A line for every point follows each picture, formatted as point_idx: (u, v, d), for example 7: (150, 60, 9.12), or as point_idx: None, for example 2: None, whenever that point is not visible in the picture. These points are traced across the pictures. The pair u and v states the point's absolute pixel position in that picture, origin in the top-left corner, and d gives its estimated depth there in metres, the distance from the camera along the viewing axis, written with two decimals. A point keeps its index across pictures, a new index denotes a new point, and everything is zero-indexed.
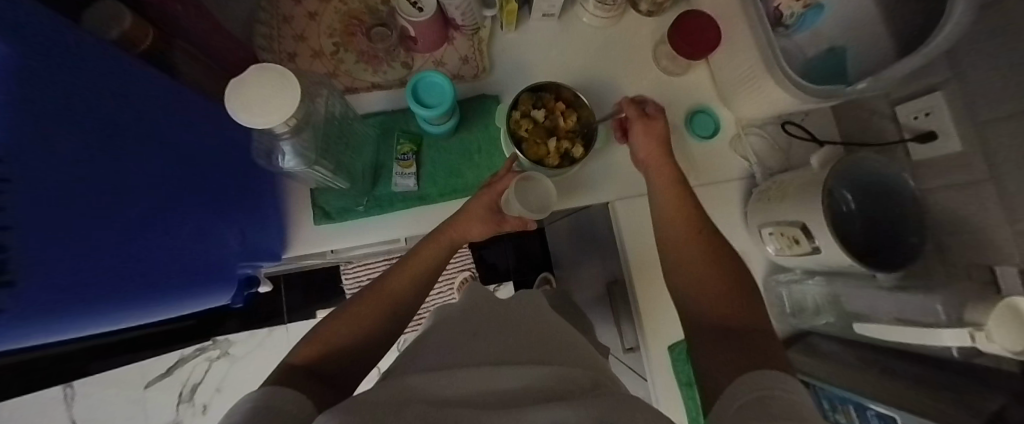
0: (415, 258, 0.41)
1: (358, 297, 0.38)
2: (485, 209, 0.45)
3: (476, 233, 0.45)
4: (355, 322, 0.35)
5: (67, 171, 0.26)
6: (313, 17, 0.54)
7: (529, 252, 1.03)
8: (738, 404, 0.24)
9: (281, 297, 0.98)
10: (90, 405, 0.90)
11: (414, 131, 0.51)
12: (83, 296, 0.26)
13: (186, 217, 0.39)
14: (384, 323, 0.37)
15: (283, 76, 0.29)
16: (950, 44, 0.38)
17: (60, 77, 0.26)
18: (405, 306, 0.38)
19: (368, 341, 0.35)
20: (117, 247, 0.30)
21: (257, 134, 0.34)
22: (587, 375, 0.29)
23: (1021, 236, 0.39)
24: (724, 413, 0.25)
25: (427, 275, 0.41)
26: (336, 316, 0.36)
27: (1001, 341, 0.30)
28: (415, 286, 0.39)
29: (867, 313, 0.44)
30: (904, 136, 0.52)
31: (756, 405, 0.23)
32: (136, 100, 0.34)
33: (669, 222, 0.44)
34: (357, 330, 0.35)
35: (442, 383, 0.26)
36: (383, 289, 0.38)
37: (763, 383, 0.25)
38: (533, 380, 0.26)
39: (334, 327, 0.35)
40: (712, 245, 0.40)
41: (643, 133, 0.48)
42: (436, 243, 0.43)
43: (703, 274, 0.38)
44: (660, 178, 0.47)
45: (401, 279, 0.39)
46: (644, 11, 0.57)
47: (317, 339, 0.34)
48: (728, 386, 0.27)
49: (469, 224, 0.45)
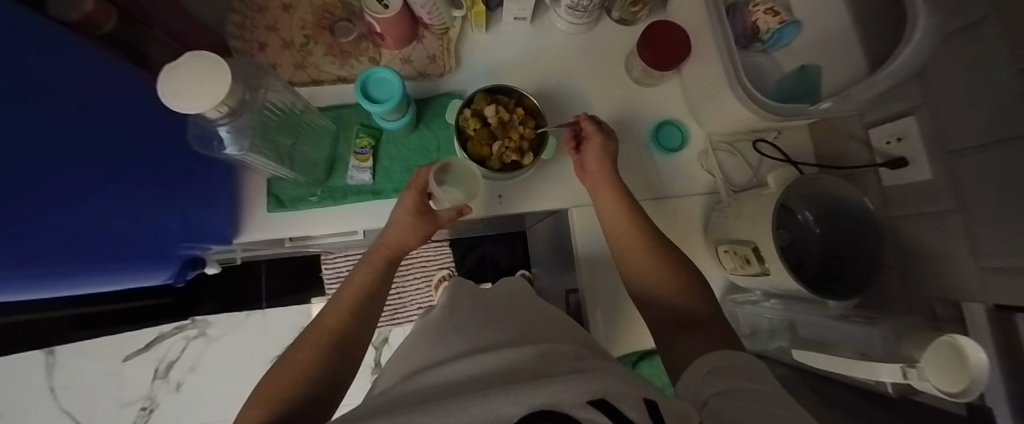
0: (350, 287, 0.43)
1: (299, 343, 0.37)
2: (416, 213, 0.47)
3: (415, 240, 0.48)
4: (302, 363, 0.34)
5: (20, 146, 0.26)
6: (287, 9, 0.56)
7: (515, 254, 1.07)
8: (706, 370, 0.28)
9: (260, 282, 0.99)
10: (69, 372, 0.93)
11: (373, 126, 0.53)
12: (12, 268, 0.25)
13: (120, 195, 0.37)
14: (335, 353, 0.36)
15: (215, 64, 0.29)
16: (910, 67, 0.37)
17: (21, 55, 0.27)
18: (353, 332, 0.38)
19: (325, 377, 0.34)
20: (48, 224, 0.29)
21: (193, 118, 0.35)
22: (573, 349, 0.31)
23: (985, 272, 0.37)
24: (692, 376, 0.28)
25: (364, 295, 0.42)
26: (279, 367, 0.34)
27: (932, 380, 0.30)
28: (354, 307, 0.40)
29: (818, 338, 0.43)
30: (876, 160, 0.51)
31: (722, 371, 0.26)
32: (84, 75, 0.35)
33: (615, 233, 0.46)
34: (306, 368, 0.33)
35: (427, 382, 0.26)
36: (321, 324, 0.38)
37: (726, 357, 0.28)
38: (492, 369, 0.25)
39: (278, 377, 0.32)
40: (671, 256, 0.42)
41: (598, 149, 0.48)
42: (370, 265, 0.45)
43: (661, 281, 0.40)
44: (603, 197, 0.48)
45: (339, 309, 0.40)
46: (619, 19, 0.57)
47: (259, 397, 0.31)
48: (698, 358, 0.30)
49: (404, 235, 0.47)
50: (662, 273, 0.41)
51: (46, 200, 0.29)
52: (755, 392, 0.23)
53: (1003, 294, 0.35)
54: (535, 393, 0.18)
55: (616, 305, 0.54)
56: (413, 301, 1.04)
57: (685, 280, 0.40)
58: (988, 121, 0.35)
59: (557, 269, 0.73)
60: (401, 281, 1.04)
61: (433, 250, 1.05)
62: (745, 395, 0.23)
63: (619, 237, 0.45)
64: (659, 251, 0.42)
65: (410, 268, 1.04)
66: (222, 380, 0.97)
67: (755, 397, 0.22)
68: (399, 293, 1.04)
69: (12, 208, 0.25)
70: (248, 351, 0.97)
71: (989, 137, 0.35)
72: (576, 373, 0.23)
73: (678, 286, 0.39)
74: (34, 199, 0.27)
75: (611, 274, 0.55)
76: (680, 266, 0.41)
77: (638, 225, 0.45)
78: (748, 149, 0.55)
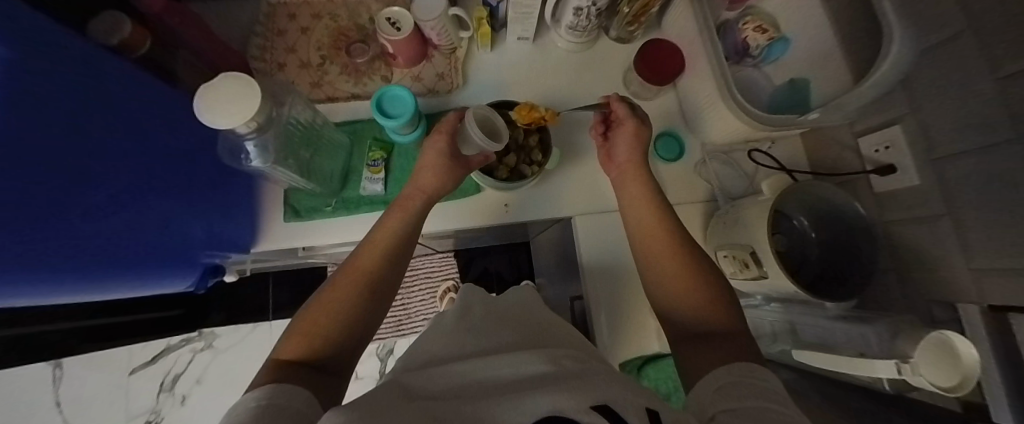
0: (382, 230, 0.42)
1: (334, 281, 0.38)
2: (447, 158, 0.47)
3: (448, 185, 0.47)
4: (335, 309, 0.35)
5: (57, 160, 0.29)
6: (305, 32, 0.60)
7: (519, 263, 1.08)
8: (717, 385, 0.27)
9: (268, 293, 1.02)
10: (76, 385, 0.94)
11: (385, 140, 0.55)
12: (41, 274, 0.27)
13: (150, 203, 0.40)
14: (367, 301, 0.37)
15: (247, 84, 0.32)
16: (890, 79, 0.39)
17: (63, 78, 0.30)
18: (384, 282, 0.39)
19: (355, 323, 0.35)
20: (80, 229, 0.31)
21: (224, 133, 0.38)
22: (575, 353, 0.32)
23: (979, 276, 0.38)
24: (703, 395, 0.27)
25: (399, 243, 0.42)
26: (315, 304, 0.35)
27: (927, 375, 0.31)
28: (387, 257, 0.40)
29: (819, 340, 0.44)
30: (867, 168, 0.53)
31: (734, 388, 0.25)
32: (122, 94, 0.38)
33: (641, 234, 0.45)
34: (340, 316, 0.35)
35: (444, 375, 0.27)
36: (355, 267, 0.39)
37: (738, 372, 0.27)
38: (505, 371, 0.27)
39: (312, 317, 0.34)
40: (687, 256, 0.41)
41: (629, 134, 0.50)
42: (404, 209, 0.44)
43: (678, 281, 0.40)
44: (633, 186, 0.49)
45: (372, 254, 0.40)
46: (616, 38, 0.60)
47: (296, 334, 0.33)
48: (708, 373, 0.29)
49: (436, 178, 0.46)
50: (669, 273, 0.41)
51: (78, 209, 0.31)
52: (766, 411, 0.21)
53: (999, 296, 0.36)
54: (535, 403, 0.19)
55: (620, 311, 0.56)
56: (418, 312, 1.05)
57: (691, 281, 0.39)
58: (975, 131, 0.37)
59: (562, 279, 0.75)
60: (409, 291, 1.06)
61: (437, 261, 1.07)
62: (745, 392, 0.24)
63: (643, 238, 0.45)
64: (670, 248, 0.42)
65: (417, 278, 1.07)
66: (226, 393, 0.96)
67: (768, 418, 0.20)
68: (405, 303, 1.05)
69: (42, 218, 0.27)
70: (252, 363, 0.98)
71: (978, 144, 0.37)
72: (584, 376, 0.24)
73: (686, 286, 0.39)
74: (67, 208, 0.29)
75: (615, 280, 0.56)
76: (691, 265, 0.40)
77: (665, 228, 0.44)
78: (743, 159, 0.58)
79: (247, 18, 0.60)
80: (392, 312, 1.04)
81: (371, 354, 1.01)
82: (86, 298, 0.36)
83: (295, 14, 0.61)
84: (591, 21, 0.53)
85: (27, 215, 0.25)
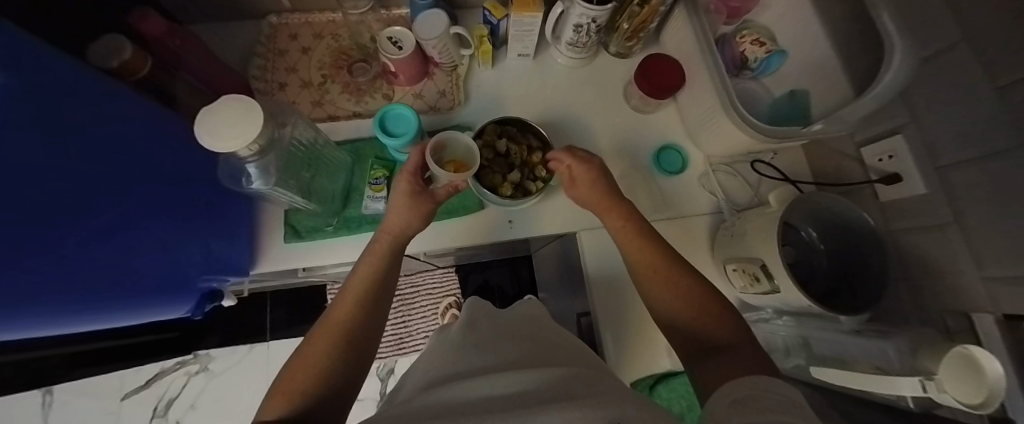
0: (354, 279, 0.41)
1: (309, 340, 0.36)
2: (411, 195, 0.45)
3: (416, 222, 0.46)
4: (314, 361, 0.33)
5: (52, 187, 0.28)
6: (306, 52, 0.60)
7: (520, 277, 1.07)
8: (731, 398, 0.25)
9: (266, 313, 1.00)
10: (65, 412, 0.91)
11: (387, 158, 0.55)
12: (31, 306, 0.26)
13: (147, 226, 0.39)
14: (345, 348, 0.35)
15: (247, 107, 0.32)
16: (892, 90, 0.39)
17: (66, 107, 0.30)
18: (363, 324, 0.37)
19: (337, 372, 0.33)
20: (74, 256, 0.30)
21: (225, 156, 0.37)
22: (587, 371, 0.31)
23: (994, 284, 0.38)
24: (717, 407, 0.25)
25: (372, 288, 0.40)
26: (291, 366, 0.33)
27: (951, 392, 0.30)
28: (360, 302, 0.39)
29: (836, 355, 0.43)
30: (871, 177, 0.53)
31: (749, 402, 0.23)
32: (123, 114, 0.37)
33: (625, 247, 0.44)
34: (318, 366, 0.32)
35: (453, 395, 0.26)
36: (328, 322, 0.37)
37: (753, 385, 0.25)
38: (522, 388, 0.25)
39: (290, 376, 0.32)
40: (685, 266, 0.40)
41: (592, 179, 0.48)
42: (374, 255, 0.43)
43: (675, 293, 0.38)
44: (611, 216, 0.47)
45: (344, 304, 0.38)
46: (615, 53, 0.61)
47: (274, 398, 0.30)
48: (724, 384, 0.27)
49: (406, 218, 0.45)
50: (667, 291, 0.38)
51: (76, 237, 0.30)
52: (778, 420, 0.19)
53: (1013, 304, 0.36)
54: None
55: (628, 327, 0.54)
56: (419, 329, 1.03)
57: (690, 294, 0.37)
58: (979, 137, 0.37)
59: (567, 293, 0.73)
60: (410, 308, 1.04)
61: (438, 277, 1.06)
62: (755, 404, 0.22)
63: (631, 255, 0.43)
64: (671, 261, 0.40)
65: (418, 294, 1.05)
66: (220, 419, 0.93)
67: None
68: (405, 321, 1.03)
69: (33, 246, 0.26)
70: (249, 386, 0.95)
71: (982, 151, 0.37)
72: (595, 395, 0.23)
73: (690, 300, 0.37)
74: (62, 234, 0.29)
75: (623, 294, 0.55)
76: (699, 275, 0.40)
77: (644, 243, 0.43)
78: (745, 170, 0.58)
79: (248, 39, 0.60)
80: (392, 330, 1.02)
81: (371, 374, 0.98)
82: (76, 329, 0.34)
83: (297, 34, 0.61)
84: (591, 37, 0.54)
85: (18, 242, 0.24)
